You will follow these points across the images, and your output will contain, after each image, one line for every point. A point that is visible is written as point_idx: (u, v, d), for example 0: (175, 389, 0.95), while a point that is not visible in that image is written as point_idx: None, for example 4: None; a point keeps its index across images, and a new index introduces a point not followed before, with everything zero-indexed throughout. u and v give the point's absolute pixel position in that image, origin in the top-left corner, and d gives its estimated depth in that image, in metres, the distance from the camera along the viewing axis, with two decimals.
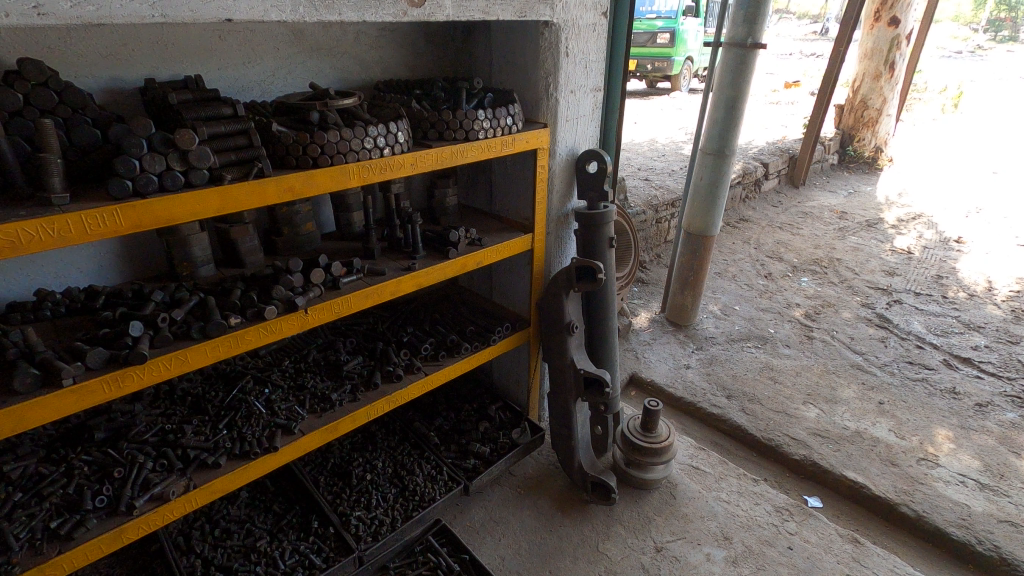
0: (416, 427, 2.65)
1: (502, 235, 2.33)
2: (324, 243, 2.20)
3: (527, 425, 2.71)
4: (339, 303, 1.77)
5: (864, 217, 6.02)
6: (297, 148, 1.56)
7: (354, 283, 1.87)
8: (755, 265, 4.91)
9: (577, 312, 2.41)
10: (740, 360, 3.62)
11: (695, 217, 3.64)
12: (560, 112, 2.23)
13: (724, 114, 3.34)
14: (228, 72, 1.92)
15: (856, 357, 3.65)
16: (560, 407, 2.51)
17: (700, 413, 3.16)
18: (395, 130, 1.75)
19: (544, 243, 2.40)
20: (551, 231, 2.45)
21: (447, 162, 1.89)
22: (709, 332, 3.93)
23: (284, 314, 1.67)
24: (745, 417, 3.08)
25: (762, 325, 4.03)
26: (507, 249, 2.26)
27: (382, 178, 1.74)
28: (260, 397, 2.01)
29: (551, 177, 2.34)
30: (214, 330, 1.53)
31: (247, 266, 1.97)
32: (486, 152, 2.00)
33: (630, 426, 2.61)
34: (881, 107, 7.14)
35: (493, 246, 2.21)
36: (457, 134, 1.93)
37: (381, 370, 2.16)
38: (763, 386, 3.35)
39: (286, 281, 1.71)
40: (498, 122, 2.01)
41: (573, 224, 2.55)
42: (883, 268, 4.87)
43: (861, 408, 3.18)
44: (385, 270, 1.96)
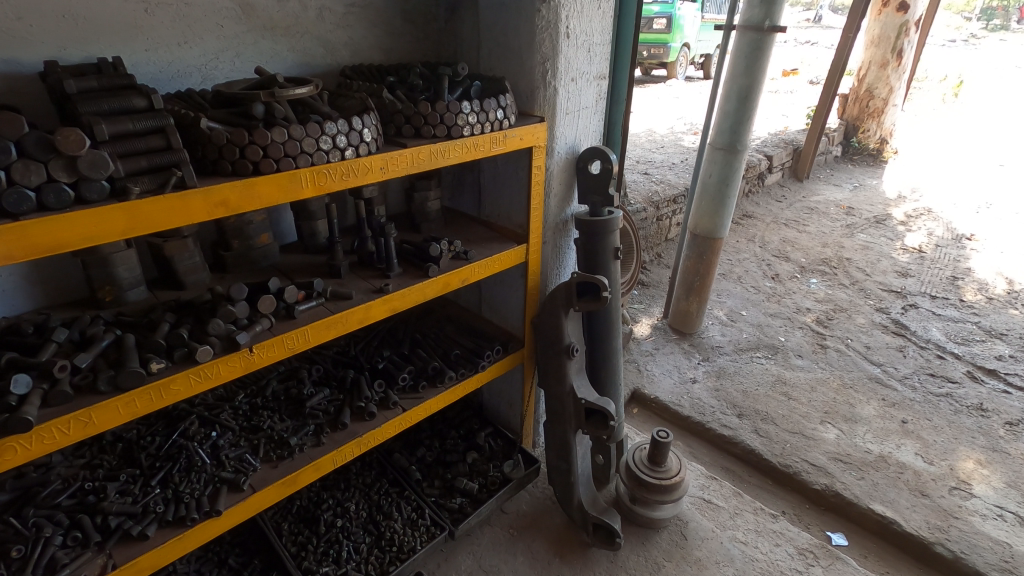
0: (395, 460, 2.35)
1: (492, 246, 2.02)
2: (284, 257, 1.88)
3: (521, 458, 2.42)
4: (293, 337, 1.46)
5: (872, 213, 5.76)
6: (233, 150, 1.24)
7: (314, 311, 1.56)
8: (761, 266, 4.64)
9: (577, 332, 2.13)
10: (750, 372, 3.35)
11: (702, 219, 3.34)
12: (558, 104, 1.91)
13: (736, 106, 3.03)
14: (159, 55, 1.58)
15: (874, 369, 3.40)
16: (557, 439, 2.22)
17: (709, 435, 2.89)
18: (361, 125, 1.42)
19: (539, 254, 2.10)
20: (549, 241, 2.15)
21: (424, 165, 1.58)
22: (716, 341, 3.65)
23: (223, 354, 1.35)
24: (759, 440, 2.82)
25: (771, 332, 3.76)
26: (498, 262, 1.96)
27: (344, 184, 1.43)
28: (206, 442, 1.70)
29: (549, 179, 2.03)
30: (128, 381, 1.21)
31: (187, 289, 1.64)
32: (472, 151, 1.69)
33: (635, 459, 2.33)
34: (887, 97, 6.86)
35: (482, 260, 1.90)
36: (438, 130, 1.61)
37: (350, 407, 1.86)
38: (776, 403, 3.08)
39: (225, 313, 1.39)
40: (486, 115, 1.69)
41: (572, 232, 2.24)
42: (895, 269, 4.62)
43: (884, 429, 2.92)
44: (352, 293, 1.65)
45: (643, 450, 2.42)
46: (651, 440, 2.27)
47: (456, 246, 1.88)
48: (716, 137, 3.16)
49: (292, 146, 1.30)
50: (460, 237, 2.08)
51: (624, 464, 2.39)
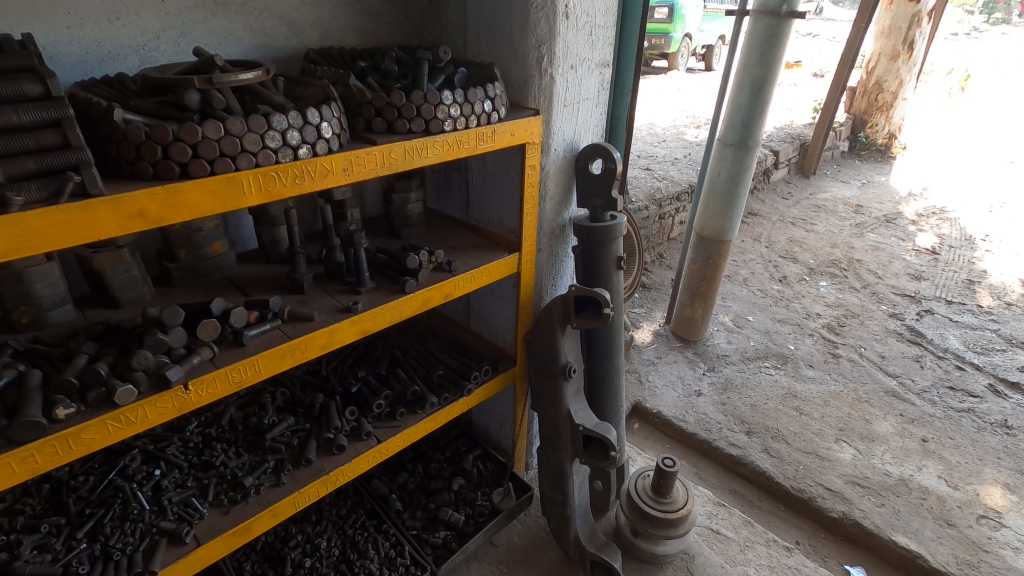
0: (374, 487, 2.14)
1: (480, 255, 1.79)
2: (242, 268, 1.65)
3: (511, 485, 2.20)
4: (240, 369, 1.23)
5: (881, 211, 5.55)
6: (154, 148, 1.00)
7: (268, 336, 1.33)
8: (767, 267, 4.42)
9: (575, 350, 1.91)
10: (759, 384, 3.14)
11: (709, 220, 3.12)
12: (556, 94, 1.68)
13: (749, 99, 2.80)
14: (85, 32, 1.34)
15: (890, 381, 3.19)
16: (552, 467, 2.01)
17: (716, 455, 2.68)
18: (319, 118, 1.19)
19: (533, 264, 1.87)
20: (544, 248, 1.92)
21: (398, 165, 1.35)
22: (722, 349, 3.44)
23: (150, 394, 1.12)
24: (770, 461, 2.61)
25: (780, 340, 3.54)
26: (486, 273, 1.73)
27: (298, 189, 1.19)
28: (147, 484, 1.47)
29: (545, 180, 1.80)
30: (24, 432, 0.98)
31: (123, 308, 1.41)
32: (455, 148, 1.46)
33: (638, 487, 2.12)
34: (897, 90, 6.62)
35: (467, 271, 1.68)
36: (415, 125, 1.38)
37: (317, 438, 1.63)
38: (787, 419, 2.88)
39: (156, 343, 1.16)
40: (472, 107, 1.46)
41: (571, 238, 2.02)
42: (908, 271, 4.41)
43: (903, 448, 2.72)
44: (316, 313, 1.42)
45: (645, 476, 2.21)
46: (655, 468, 2.05)
47: (439, 255, 1.65)
48: (726, 132, 2.93)
49: (231, 144, 1.06)
50: (445, 244, 1.85)
51: (625, 491, 2.18)
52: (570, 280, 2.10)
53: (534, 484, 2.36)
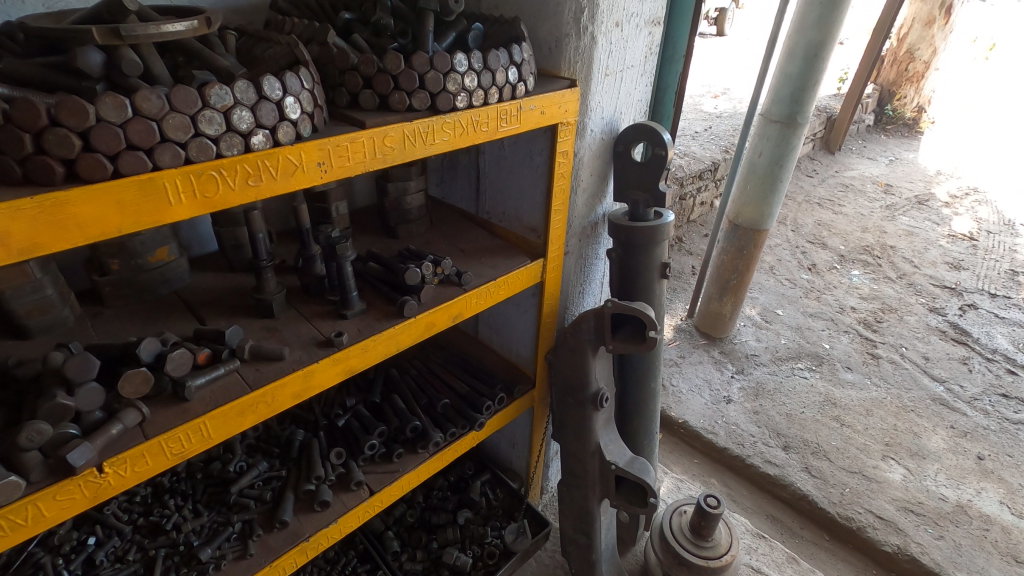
0: (367, 523, 1.84)
1: (496, 261, 1.46)
2: (196, 279, 1.30)
3: (526, 522, 1.91)
4: (180, 437, 0.91)
5: (912, 192, 5.19)
6: (17, 137, 0.65)
7: (222, 384, 1.00)
8: (795, 253, 4.09)
9: (605, 374, 1.60)
10: (793, 390, 2.84)
11: (746, 207, 2.77)
12: (596, 60, 1.31)
13: (802, 68, 2.41)
14: None
15: (936, 387, 2.91)
16: (575, 507, 1.72)
17: (751, 473, 2.41)
18: (281, 90, 0.83)
19: (559, 271, 1.54)
20: (573, 251, 1.59)
21: (394, 157, 1.00)
22: (750, 348, 3.13)
23: (46, 485, 0.80)
24: (812, 482, 2.33)
25: (813, 338, 3.23)
26: (505, 285, 1.40)
27: (252, 193, 0.84)
28: (77, 558, 1.16)
29: (578, 168, 1.45)
30: None
31: (33, 339, 1.07)
32: (469, 132, 1.10)
33: (673, 527, 1.82)
34: (930, 60, 6.17)
35: (482, 284, 1.35)
36: (417, 100, 1.02)
37: (295, 491, 1.32)
38: (827, 431, 2.59)
39: (56, 408, 0.83)
40: (492, 76, 1.10)
41: (604, 238, 1.68)
42: (946, 260, 4.08)
43: (958, 467, 2.45)
44: (287, 348, 1.08)
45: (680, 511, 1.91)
46: (696, 508, 1.76)
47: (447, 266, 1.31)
48: (771, 106, 2.56)
49: (144, 129, 0.71)
50: (453, 247, 1.51)
51: (657, 529, 1.89)
52: (601, 286, 1.77)
53: (550, 516, 2.07)
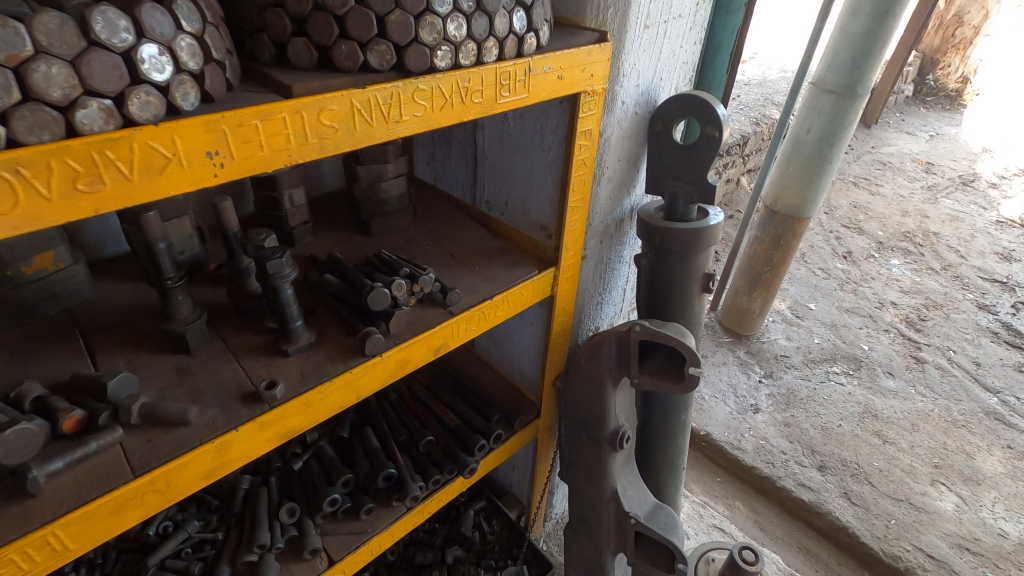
0: None
1: (494, 270, 1.14)
2: (98, 293, 0.99)
3: (525, 566, 1.64)
4: (12, 558, 0.61)
5: (956, 171, 4.76)
6: None
7: (93, 466, 0.70)
8: (828, 239, 3.72)
9: (625, 408, 1.31)
10: (828, 398, 2.54)
11: (786, 190, 2.41)
12: (635, 6, 0.97)
13: (868, 27, 2.01)
14: None
15: (989, 399, 2.60)
16: (584, 558, 1.44)
17: (782, 498, 2.13)
18: (132, 32, 0.51)
19: (573, 282, 1.22)
20: (592, 255, 1.27)
21: (341, 142, 0.67)
22: (780, 347, 2.82)
23: None
24: (852, 512, 2.05)
25: (850, 337, 2.91)
26: (506, 304, 1.08)
27: (91, 204, 0.52)
28: None
29: (603, 152, 1.12)
30: None
31: None
32: (455, 105, 0.77)
33: None
34: (981, 24, 5.63)
35: (475, 304, 1.03)
36: (375, 56, 0.69)
37: (232, 563, 1.04)
38: (868, 450, 2.30)
39: None
40: (490, 23, 0.76)
41: (632, 236, 1.35)
42: (995, 250, 3.71)
43: (1018, 496, 2.15)
44: (196, 407, 0.78)
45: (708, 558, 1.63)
46: (728, 562, 1.47)
47: (426, 283, 0.99)
48: (826, 73, 2.17)
49: None
50: (440, 250, 1.20)
51: None
52: (623, 294, 1.45)
53: (553, 554, 1.80)
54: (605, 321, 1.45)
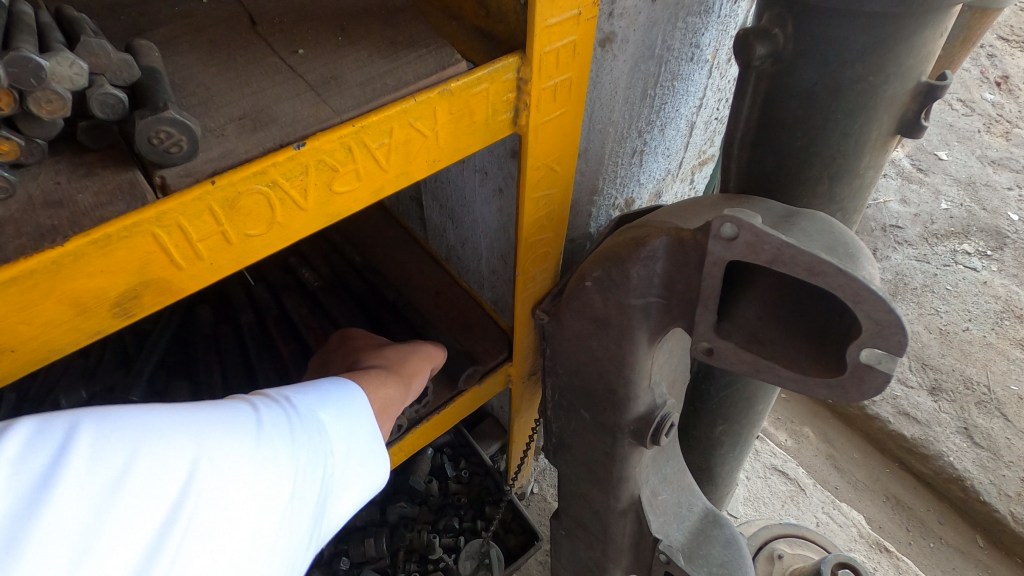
0: None
1: (347, 58, 0.41)
2: None
3: (495, 544, 1.05)
4: None
5: None
6: None
7: None
8: (976, 56, 2.63)
9: (667, 370, 0.66)
10: (953, 289, 1.78)
11: None
12: None
13: None
14: None
15: None
16: (577, 563, 0.91)
17: (871, 428, 1.54)
18: None
19: (574, 103, 0.49)
20: (625, 32, 0.52)
21: None
22: (891, 212, 1.99)
23: None
24: (974, 457, 1.45)
25: (994, 202, 2.02)
26: (369, 160, 0.38)
27: None
28: None
29: None
30: None
31: None
32: None
33: (783, 552, 1.01)
34: None
35: (247, 161, 0.34)
36: None
37: None
38: (1007, 365, 1.61)
39: None
40: None
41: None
42: None
43: None
44: None
45: (797, 542, 1.03)
46: (831, 558, 0.92)
47: (18, 83, 0.29)
48: None
49: None
50: (229, 5, 0.46)
51: (762, 538, 1.04)
52: (688, 133, 0.71)
53: (538, 524, 1.17)
54: (646, 190, 0.74)
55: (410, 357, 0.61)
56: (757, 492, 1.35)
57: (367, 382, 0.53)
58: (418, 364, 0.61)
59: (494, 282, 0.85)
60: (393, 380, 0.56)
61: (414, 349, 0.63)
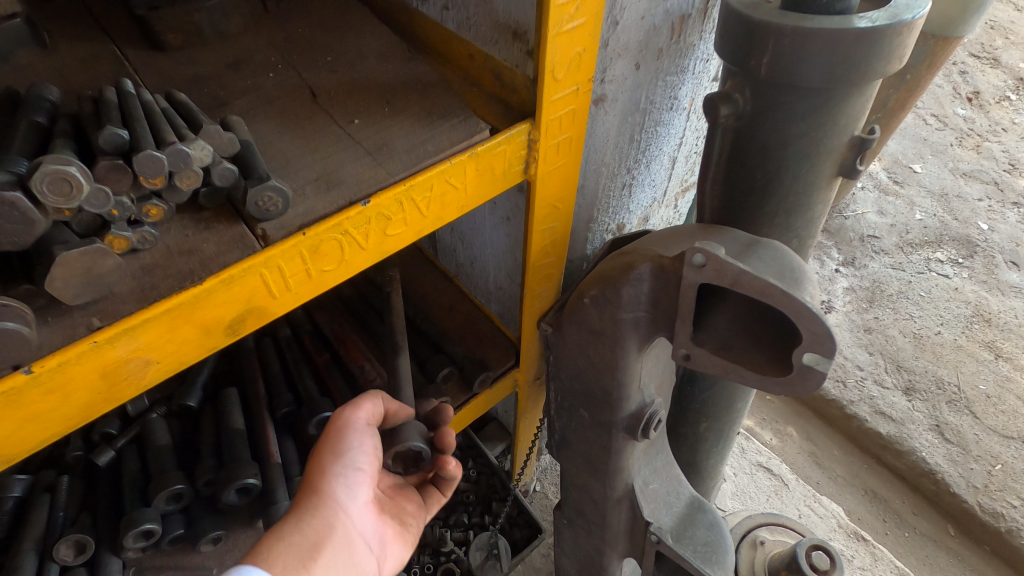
0: None
1: (392, 128, 0.52)
2: None
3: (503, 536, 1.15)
4: None
5: None
6: None
7: None
8: (949, 74, 2.76)
9: (655, 373, 0.76)
10: (926, 295, 1.90)
11: None
12: None
13: None
14: None
15: None
16: (578, 550, 1.01)
17: (850, 427, 1.65)
18: None
19: (573, 154, 0.59)
20: (616, 93, 0.63)
21: None
22: (869, 223, 2.11)
23: None
24: (945, 453, 1.56)
25: (965, 213, 2.15)
26: (414, 210, 0.49)
27: None
28: None
29: None
30: None
31: None
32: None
33: (764, 538, 1.12)
34: None
35: (326, 215, 0.44)
36: None
37: None
38: (976, 367, 1.73)
39: None
40: None
41: (700, 57, 0.69)
42: None
43: None
44: None
45: (777, 530, 1.13)
46: (805, 542, 1.02)
47: (170, 166, 0.39)
48: None
49: None
50: (292, 80, 0.57)
51: (746, 526, 1.15)
52: (671, 166, 0.82)
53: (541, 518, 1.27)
54: (635, 215, 0.85)
55: (339, 461, 0.60)
56: (744, 487, 1.46)
57: (284, 530, 0.57)
58: (354, 465, 0.60)
59: (502, 297, 0.95)
60: (319, 511, 0.58)
61: (347, 446, 0.60)
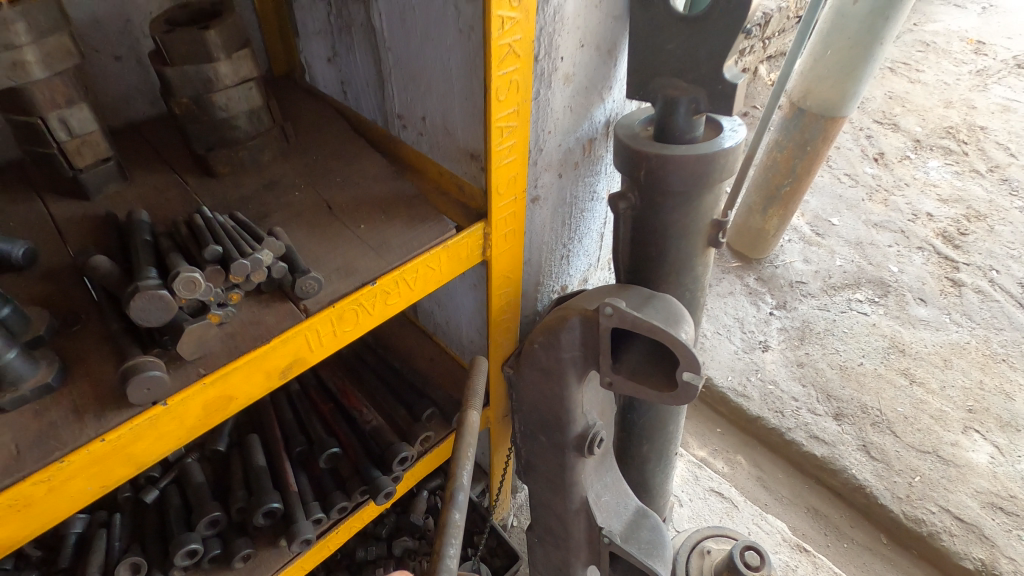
0: None
1: (387, 230, 0.74)
2: None
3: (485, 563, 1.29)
4: None
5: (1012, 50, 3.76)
6: None
7: None
8: (858, 138, 3.17)
9: (595, 399, 0.97)
10: (848, 331, 2.17)
11: (822, 83, 1.72)
12: None
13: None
14: None
15: None
16: (549, 565, 1.17)
17: (790, 452, 1.86)
18: None
19: (518, 239, 0.82)
20: (547, 195, 0.87)
21: None
22: (796, 271, 2.40)
23: None
24: (872, 468, 1.78)
25: (878, 258, 2.46)
26: (405, 286, 0.70)
27: None
28: None
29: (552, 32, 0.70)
30: None
31: None
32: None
33: (710, 548, 1.29)
34: None
35: (347, 293, 0.66)
36: None
37: None
38: (894, 392, 1.97)
39: None
40: None
41: (608, 163, 0.94)
42: None
43: None
44: None
45: (721, 539, 1.31)
46: (740, 545, 1.21)
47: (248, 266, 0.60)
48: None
49: None
50: (314, 197, 0.79)
51: (694, 539, 1.32)
52: (599, 239, 1.07)
53: (518, 547, 1.42)
54: (575, 278, 1.08)
55: None
56: (699, 510, 1.63)
57: None
58: None
59: (473, 349, 1.16)
60: None
61: None
